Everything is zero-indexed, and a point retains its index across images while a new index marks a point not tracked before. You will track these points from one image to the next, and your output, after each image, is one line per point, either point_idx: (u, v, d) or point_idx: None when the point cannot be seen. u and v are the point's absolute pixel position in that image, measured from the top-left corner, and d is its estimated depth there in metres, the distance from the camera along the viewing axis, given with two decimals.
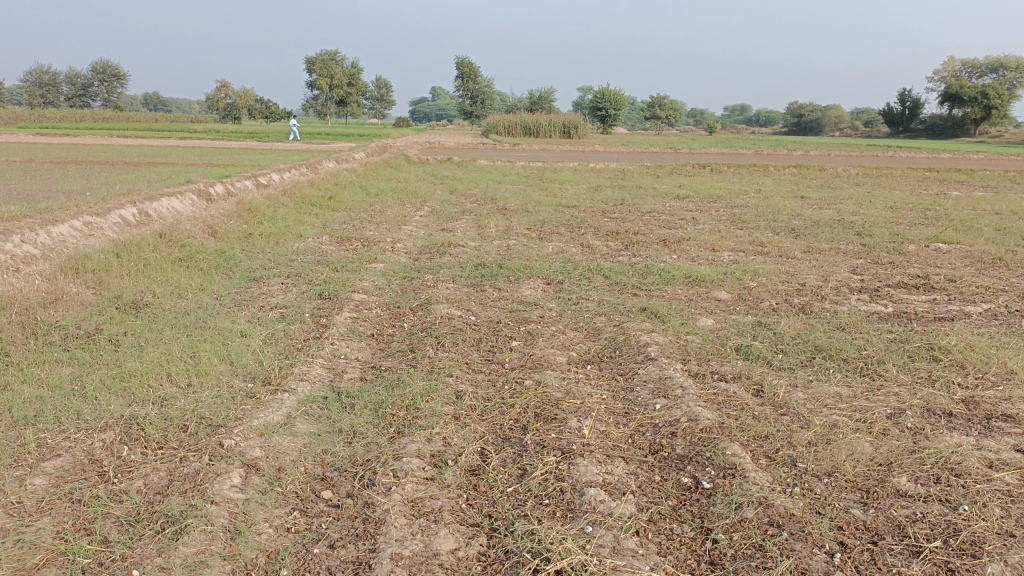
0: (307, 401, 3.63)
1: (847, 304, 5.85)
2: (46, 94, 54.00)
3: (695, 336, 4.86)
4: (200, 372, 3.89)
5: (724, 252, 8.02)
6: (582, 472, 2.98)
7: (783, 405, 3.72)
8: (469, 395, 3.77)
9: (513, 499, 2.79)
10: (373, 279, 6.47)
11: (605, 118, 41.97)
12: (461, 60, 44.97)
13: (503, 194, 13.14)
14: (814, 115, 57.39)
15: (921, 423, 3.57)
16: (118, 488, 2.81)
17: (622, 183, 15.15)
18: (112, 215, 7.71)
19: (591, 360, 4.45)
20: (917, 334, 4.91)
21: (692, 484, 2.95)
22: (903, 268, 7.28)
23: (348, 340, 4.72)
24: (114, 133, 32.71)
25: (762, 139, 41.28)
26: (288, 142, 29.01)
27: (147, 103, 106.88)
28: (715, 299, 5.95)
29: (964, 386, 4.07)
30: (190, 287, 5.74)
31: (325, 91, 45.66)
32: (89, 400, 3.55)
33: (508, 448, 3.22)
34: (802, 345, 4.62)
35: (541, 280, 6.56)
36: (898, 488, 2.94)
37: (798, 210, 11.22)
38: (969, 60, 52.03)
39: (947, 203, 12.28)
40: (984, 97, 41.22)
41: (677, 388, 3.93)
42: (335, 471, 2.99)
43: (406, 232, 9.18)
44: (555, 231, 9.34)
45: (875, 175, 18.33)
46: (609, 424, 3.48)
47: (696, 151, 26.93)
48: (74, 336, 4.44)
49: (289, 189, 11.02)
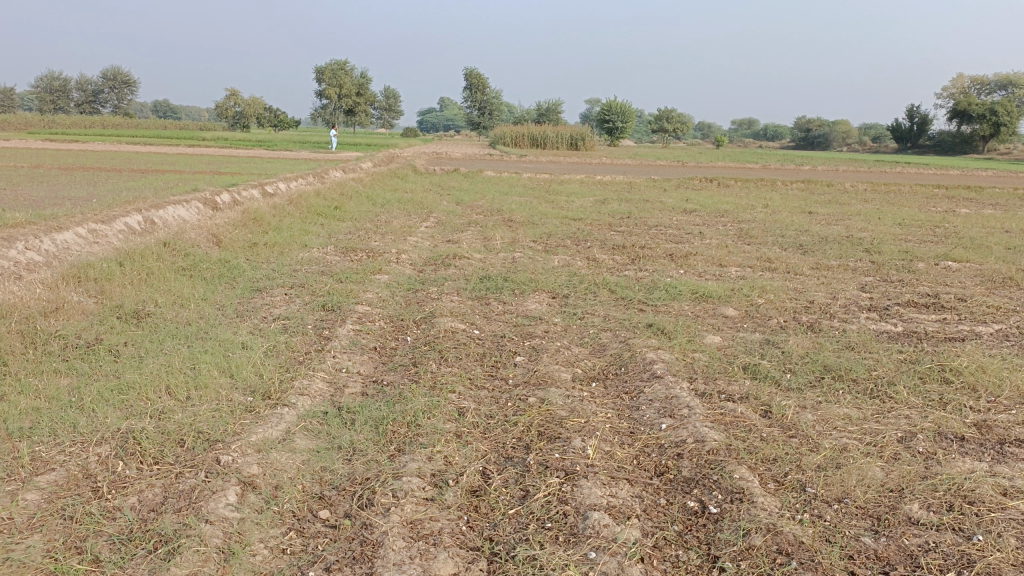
0: (307, 416, 3.57)
1: (856, 322, 5.77)
2: (56, 101, 54.33)
3: (702, 354, 4.79)
4: (200, 385, 3.83)
5: (731, 267, 7.95)
6: (585, 495, 2.91)
7: (792, 427, 3.65)
8: (472, 412, 3.70)
9: (515, 522, 2.72)
10: (377, 291, 6.42)
11: (613, 131, 42.03)
12: (469, 71, 45.13)
13: (510, 205, 13.13)
14: (822, 130, 57.34)
15: (932, 447, 3.49)
16: (111, 505, 2.75)
17: (628, 197, 15.08)
18: (118, 223, 7.69)
19: (596, 377, 4.38)
20: (927, 355, 4.83)
21: (697, 508, 2.89)
22: (912, 286, 7.19)
23: (350, 354, 4.67)
24: (122, 139, 32.74)
25: (768, 152, 41.28)
26: (296, 151, 29.23)
27: (158, 111, 107.95)
28: (722, 315, 5.89)
29: (977, 409, 3.98)
30: (193, 296, 5.70)
31: (333, 100, 45.79)
32: (86, 412, 3.50)
33: (510, 468, 3.15)
34: (811, 364, 4.55)
35: (547, 294, 6.50)
36: (909, 515, 2.86)
37: (805, 225, 11.15)
38: (977, 77, 51.97)
39: (956, 221, 12.19)
40: (993, 114, 41.02)
41: (683, 408, 3.86)
42: (333, 489, 2.92)
43: (411, 243, 9.15)
44: (561, 244, 9.28)
45: (883, 191, 18.18)
46: (613, 445, 3.42)
47: (703, 164, 26.84)
48: (73, 347, 4.39)
49: (296, 200, 11.02)
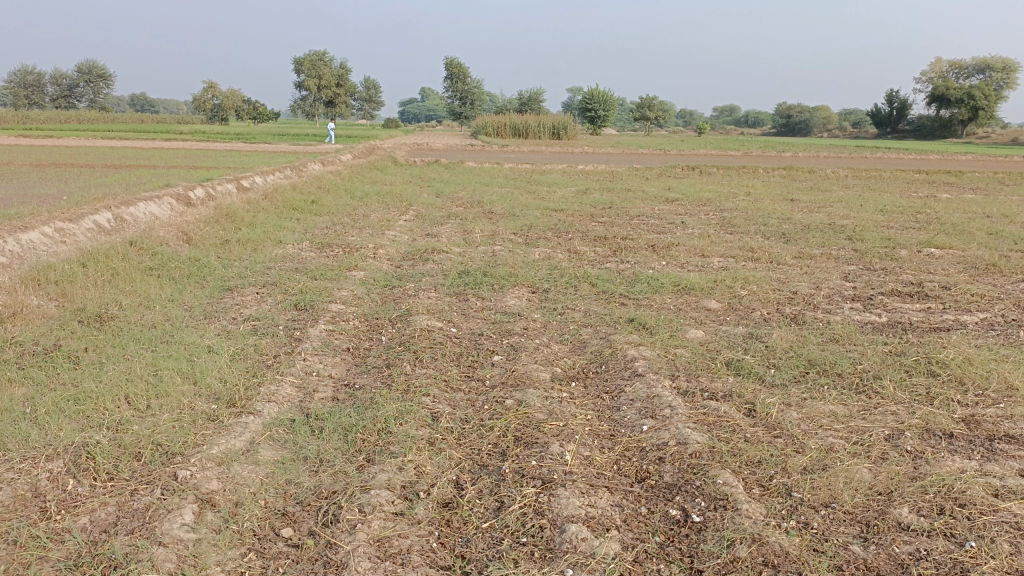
0: (272, 425, 3.41)
1: (840, 313, 5.68)
2: (30, 95, 53.46)
3: (685, 349, 4.66)
4: (161, 394, 3.66)
5: (714, 258, 7.85)
6: (563, 506, 2.78)
7: (777, 426, 3.54)
8: (446, 417, 3.55)
9: (488, 538, 2.59)
10: (352, 288, 6.25)
11: (595, 119, 41.88)
12: (450, 61, 44.81)
13: (491, 196, 12.98)
14: (803, 116, 57.50)
15: (921, 445, 3.39)
16: (60, 527, 2.59)
17: (610, 186, 14.96)
18: (86, 221, 7.47)
19: (576, 377, 4.24)
20: (913, 347, 4.73)
21: (680, 517, 2.76)
22: (896, 275, 7.11)
23: (322, 355, 4.51)
24: (97, 134, 32.22)
25: (748, 139, 41.31)
26: (275, 143, 28.88)
27: (136, 104, 106.68)
28: (705, 309, 5.77)
29: (964, 404, 3.89)
30: (160, 298, 5.51)
31: (313, 92, 45.31)
32: (39, 425, 3.32)
33: (485, 477, 3.01)
34: (796, 359, 4.44)
35: (526, 289, 6.35)
36: (899, 520, 2.76)
37: (788, 213, 11.08)
38: (956, 62, 52.29)
39: (937, 206, 12.18)
40: (971, 99, 41.32)
41: (665, 408, 3.73)
42: (297, 505, 2.78)
43: (389, 237, 8.97)
44: (542, 236, 9.13)
45: (864, 177, 18.16)
46: (593, 449, 3.29)
47: (685, 152, 26.78)
48: (31, 354, 4.20)
49: (271, 194, 10.80)
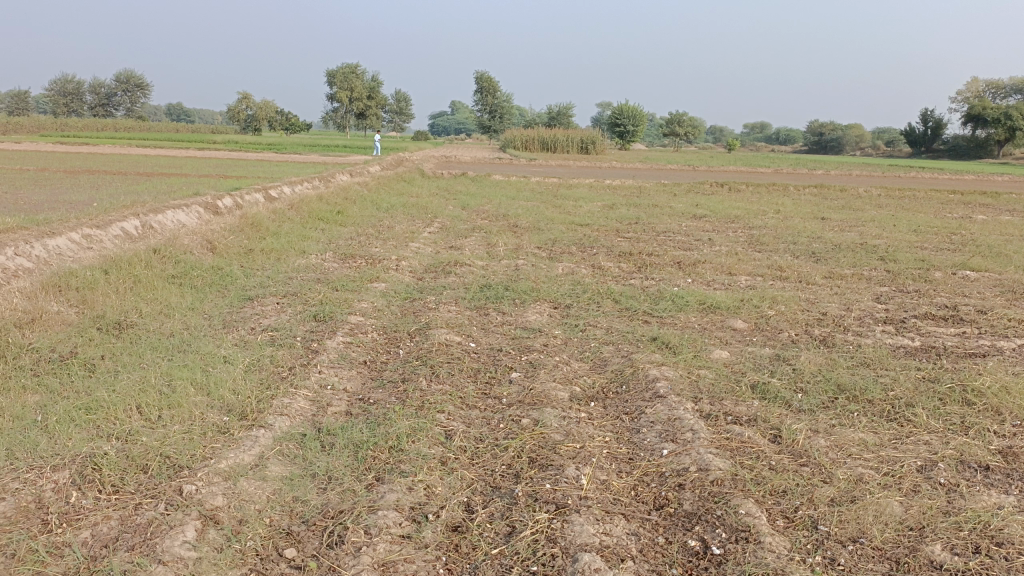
0: (283, 440, 3.35)
1: (871, 336, 5.50)
2: (70, 104, 54.62)
3: (708, 371, 4.53)
4: (173, 404, 3.61)
5: (741, 276, 7.70)
6: (577, 533, 2.67)
7: (803, 454, 3.40)
8: (460, 436, 3.46)
9: (497, 565, 2.50)
10: (372, 300, 6.20)
11: (624, 134, 41.72)
12: (480, 74, 44.99)
13: (516, 209, 12.92)
14: (835, 134, 56.87)
15: (955, 477, 3.23)
16: (61, 540, 2.53)
17: (637, 201, 14.83)
18: (113, 228, 7.52)
19: (596, 397, 4.13)
20: (947, 373, 4.55)
21: (699, 548, 2.64)
22: (930, 297, 6.91)
23: (337, 368, 4.45)
24: (133, 142, 32.72)
25: (779, 156, 40.87)
26: (305, 154, 29.18)
27: (173, 114, 108.70)
28: (731, 328, 5.63)
29: (1001, 435, 3.72)
30: (180, 306, 5.50)
31: (344, 103, 45.73)
32: (49, 434, 3.28)
33: (496, 500, 2.91)
34: (824, 383, 4.28)
35: (548, 305, 6.26)
36: (931, 559, 2.61)
37: (818, 232, 10.88)
38: (993, 81, 51.44)
39: (973, 227, 11.87)
40: (1008, 119, 40.48)
41: (687, 432, 3.61)
42: (303, 524, 2.70)
43: (412, 249, 8.92)
44: (566, 251, 9.04)
45: (897, 197, 17.84)
46: (610, 473, 3.18)
47: (715, 169, 26.52)
48: (47, 361, 4.18)
49: (297, 204, 10.83)
